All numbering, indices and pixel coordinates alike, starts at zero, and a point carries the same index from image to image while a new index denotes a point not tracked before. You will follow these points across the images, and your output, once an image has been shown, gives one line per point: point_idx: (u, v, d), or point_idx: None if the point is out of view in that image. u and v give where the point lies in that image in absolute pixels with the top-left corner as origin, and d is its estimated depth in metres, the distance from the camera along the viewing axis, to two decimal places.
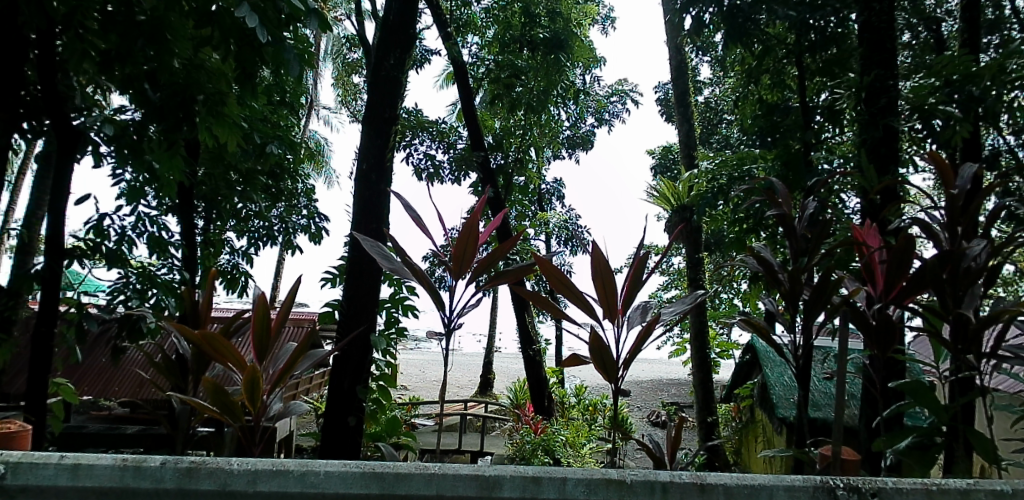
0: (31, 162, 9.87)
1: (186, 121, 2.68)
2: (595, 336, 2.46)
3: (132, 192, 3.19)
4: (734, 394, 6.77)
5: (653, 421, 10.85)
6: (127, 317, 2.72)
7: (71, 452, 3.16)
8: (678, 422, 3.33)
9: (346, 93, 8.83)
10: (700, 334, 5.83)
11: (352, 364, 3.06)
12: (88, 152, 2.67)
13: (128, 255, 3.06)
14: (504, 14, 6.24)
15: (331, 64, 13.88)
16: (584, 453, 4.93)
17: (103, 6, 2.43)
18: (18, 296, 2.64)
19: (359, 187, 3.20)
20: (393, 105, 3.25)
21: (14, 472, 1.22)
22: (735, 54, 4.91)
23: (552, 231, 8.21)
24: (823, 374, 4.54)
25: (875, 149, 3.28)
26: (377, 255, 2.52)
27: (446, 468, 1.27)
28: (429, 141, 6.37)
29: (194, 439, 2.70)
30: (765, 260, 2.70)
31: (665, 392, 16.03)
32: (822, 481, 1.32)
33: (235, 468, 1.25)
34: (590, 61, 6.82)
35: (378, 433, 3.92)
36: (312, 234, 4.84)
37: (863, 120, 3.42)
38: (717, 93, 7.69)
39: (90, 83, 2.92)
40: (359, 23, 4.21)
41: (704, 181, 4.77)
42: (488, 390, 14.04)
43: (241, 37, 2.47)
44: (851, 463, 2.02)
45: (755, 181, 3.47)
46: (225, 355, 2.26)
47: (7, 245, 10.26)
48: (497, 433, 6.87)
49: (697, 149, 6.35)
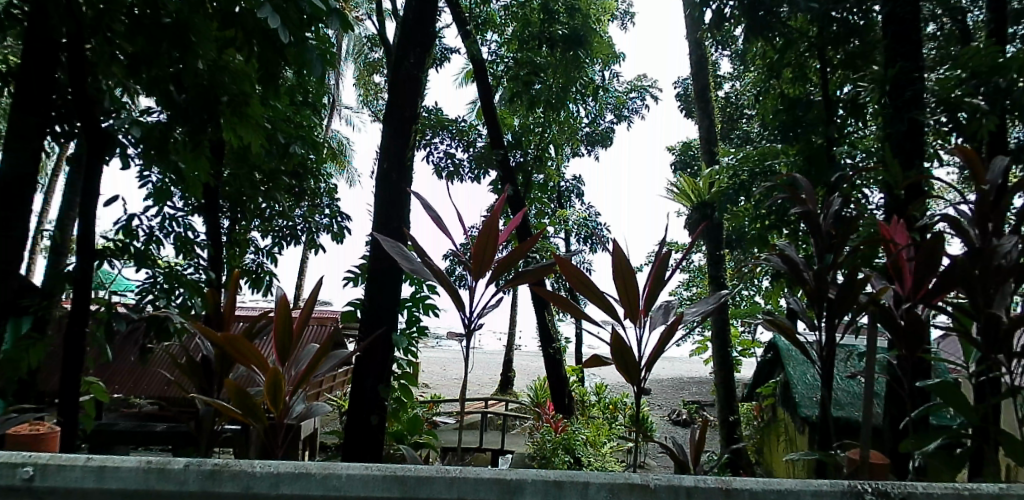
0: (64, 164, 9.98)
1: (210, 122, 2.73)
2: (617, 336, 2.45)
3: (159, 193, 3.23)
4: (755, 393, 6.69)
5: (673, 420, 10.76)
6: (154, 317, 2.76)
7: (103, 451, 3.21)
8: (703, 422, 3.30)
9: (366, 94, 8.85)
10: (722, 332, 5.77)
11: (374, 363, 3.08)
12: (116, 153, 2.72)
13: (155, 254, 3.11)
14: (523, 11, 6.21)
15: (354, 65, 13.84)
16: (606, 452, 4.88)
17: (130, 9, 2.44)
18: (51, 297, 2.68)
19: (381, 186, 3.20)
20: (413, 104, 3.25)
21: (42, 473, 1.24)
22: (756, 47, 4.79)
23: (572, 228, 8.37)
24: (847, 372, 4.49)
25: (900, 142, 3.21)
26: (397, 255, 2.54)
27: (467, 472, 1.28)
28: (449, 139, 6.34)
29: (219, 439, 2.73)
30: (790, 259, 2.67)
31: (687, 391, 15.83)
32: (851, 486, 1.29)
33: (258, 470, 1.26)
34: (610, 57, 6.74)
35: (401, 432, 3.93)
36: (336, 234, 4.82)
37: (888, 112, 3.34)
38: (738, 87, 7.54)
39: (119, 85, 2.96)
40: (379, 21, 4.21)
41: (725, 177, 4.72)
42: (508, 389, 13.96)
43: (265, 38, 2.52)
44: (880, 467, 2.00)
45: (777, 178, 3.43)
46: (247, 357, 2.27)
47: (38, 246, 10.37)
48: (518, 431, 6.87)
49: (719, 145, 6.28)
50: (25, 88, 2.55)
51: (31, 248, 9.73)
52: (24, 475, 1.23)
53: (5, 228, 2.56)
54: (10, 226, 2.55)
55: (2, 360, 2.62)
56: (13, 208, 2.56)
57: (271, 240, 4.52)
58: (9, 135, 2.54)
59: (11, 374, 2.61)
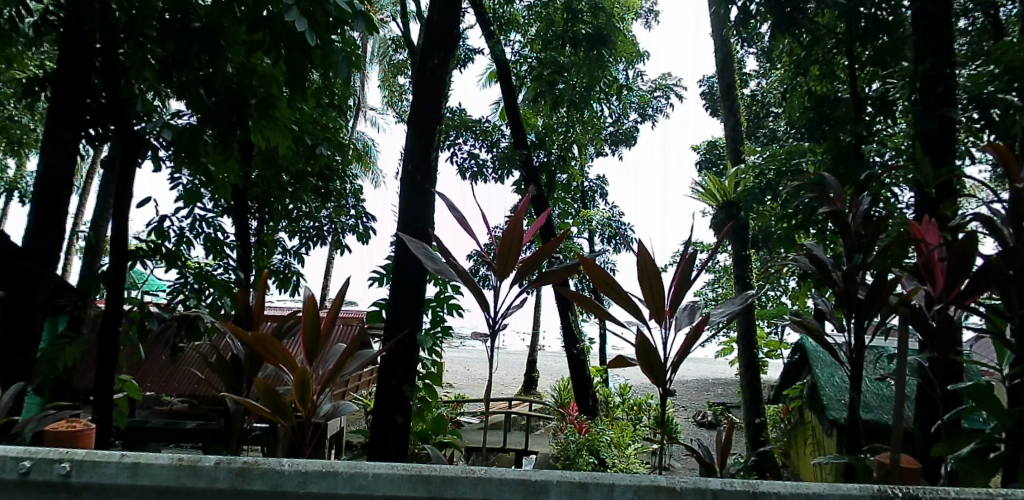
0: (99, 167, 10.22)
1: (239, 125, 2.72)
2: (641, 337, 2.43)
3: (189, 195, 3.29)
4: (782, 395, 6.59)
5: (698, 422, 10.65)
6: (185, 316, 2.81)
7: (136, 447, 3.28)
8: (729, 424, 3.26)
9: (391, 96, 8.92)
10: (748, 333, 5.69)
11: (398, 363, 3.10)
12: (148, 156, 2.77)
13: (186, 255, 3.17)
14: (546, 11, 6.20)
15: (379, 66, 13.96)
16: (630, 453, 4.84)
17: (162, 14, 2.49)
18: (86, 296, 2.75)
19: (405, 187, 3.22)
20: (437, 105, 3.27)
21: (78, 470, 1.25)
22: (782, 44, 4.72)
23: (595, 228, 8.42)
24: (877, 374, 4.40)
25: (931, 139, 3.13)
26: (422, 256, 2.56)
27: (492, 473, 1.27)
28: (473, 139, 6.34)
29: (248, 436, 2.78)
30: (818, 259, 2.63)
31: (713, 393, 15.65)
32: (882, 490, 1.26)
33: (286, 468, 1.27)
34: (634, 56, 6.68)
35: (425, 432, 3.94)
36: (361, 234, 4.86)
37: (918, 109, 3.26)
38: (765, 85, 7.43)
39: (151, 89, 3.02)
40: (403, 24, 4.23)
41: (751, 176, 4.66)
42: (532, 390, 13.93)
43: (292, 41, 2.55)
44: (912, 471, 1.95)
45: (805, 176, 3.38)
46: (276, 356, 2.30)
47: (75, 246, 10.63)
48: (542, 432, 6.86)
49: (744, 144, 6.20)
50: (61, 92, 2.61)
51: (68, 249, 9.98)
52: (60, 471, 1.25)
53: (43, 229, 2.63)
54: (48, 227, 2.62)
55: (41, 358, 2.70)
56: (50, 209, 2.63)
57: (298, 241, 4.58)
58: (46, 138, 2.60)
59: (49, 371, 2.68)
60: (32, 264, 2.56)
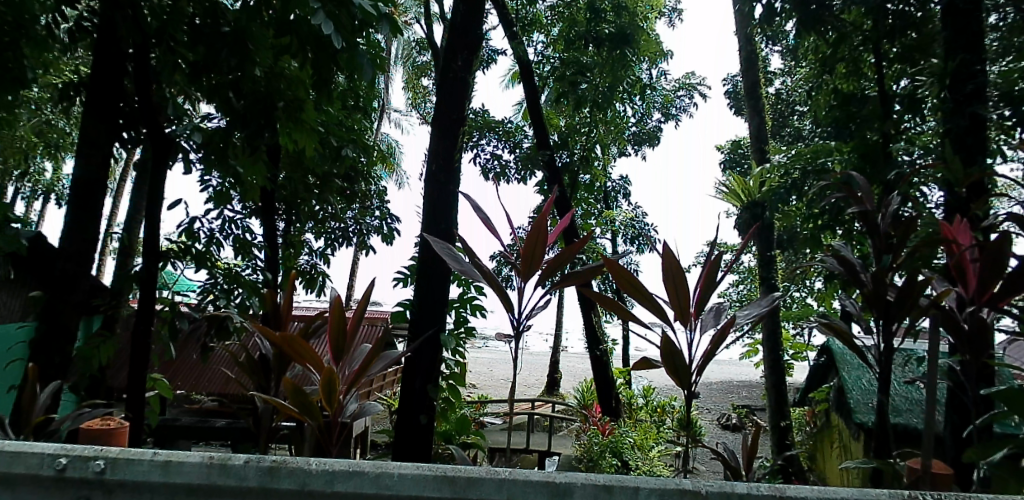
0: (131, 169, 10.42)
1: (268, 128, 2.76)
2: (666, 339, 2.41)
3: (219, 197, 3.35)
4: (808, 398, 6.49)
5: (722, 424, 10.53)
6: (215, 316, 2.86)
7: (166, 444, 3.34)
8: (756, 428, 3.21)
9: (414, 98, 8.98)
10: (774, 335, 5.62)
11: (422, 364, 3.11)
12: (180, 159, 2.83)
13: (215, 255, 3.22)
14: (569, 11, 6.17)
15: (403, 68, 14.03)
16: (654, 455, 4.80)
17: (192, 19, 2.54)
18: (119, 297, 2.81)
19: (429, 188, 3.23)
20: (460, 106, 3.28)
21: (112, 466, 1.27)
22: (808, 42, 4.65)
23: (618, 228, 8.37)
24: (906, 377, 4.31)
25: (960, 138, 3.05)
26: (447, 256, 2.57)
27: (516, 474, 1.27)
28: (496, 140, 6.33)
29: (276, 435, 2.81)
30: (846, 260, 2.59)
31: (737, 395, 15.45)
32: (912, 496, 1.24)
33: (313, 468, 1.28)
34: (658, 56, 6.63)
35: (449, 432, 3.96)
36: (385, 235, 4.90)
37: (947, 107, 3.19)
38: (790, 83, 7.32)
39: (181, 93, 3.09)
40: (427, 26, 4.25)
41: (776, 176, 4.61)
42: (554, 391, 13.88)
43: (319, 44, 2.58)
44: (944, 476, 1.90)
45: (833, 176, 3.33)
46: (304, 356, 2.32)
47: (109, 247, 10.86)
48: (564, 433, 6.83)
49: (769, 143, 6.12)
50: (96, 96, 2.68)
51: (101, 250, 10.19)
52: (95, 468, 1.27)
53: (78, 230, 2.69)
54: (82, 228, 2.68)
55: (76, 356, 2.76)
56: (85, 212, 2.69)
57: (324, 242, 4.63)
58: (81, 142, 2.67)
59: (84, 369, 2.75)
60: (68, 264, 2.63)
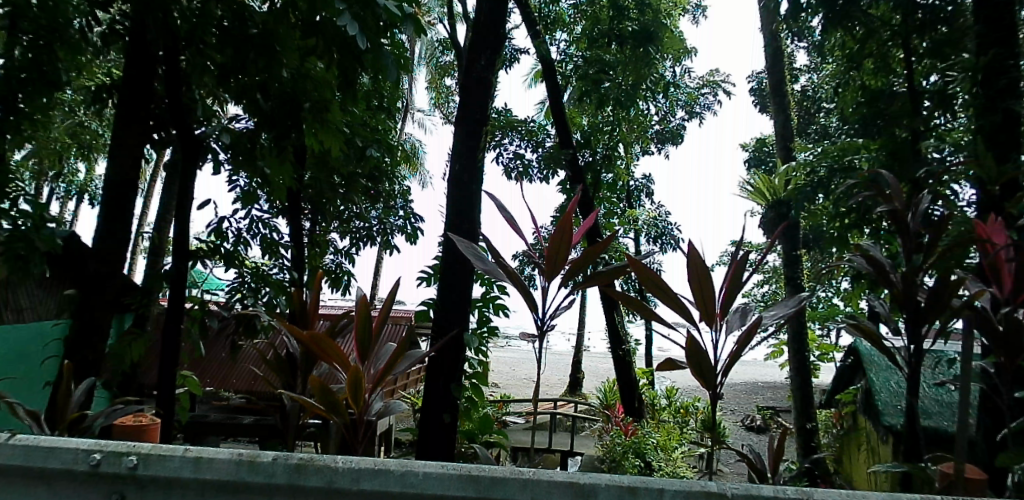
0: (161, 170, 10.60)
1: (294, 128, 2.88)
2: (691, 340, 2.39)
3: (247, 197, 3.40)
4: (834, 399, 6.38)
5: (747, 426, 10.40)
6: (243, 315, 2.90)
7: (195, 441, 3.40)
8: (782, 431, 3.17)
9: (437, 98, 9.01)
10: (799, 336, 5.53)
11: (446, 363, 3.12)
12: (209, 159, 2.88)
13: (243, 255, 3.26)
14: (592, 9, 6.14)
15: (426, 68, 14.10)
16: (678, 457, 4.75)
17: (221, 22, 2.59)
18: (150, 295, 2.86)
19: (452, 187, 3.24)
20: (483, 106, 3.28)
21: (144, 462, 1.27)
22: (835, 38, 4.57)
23: (641, 228, 8.32)
24: (936, 380, 4.21)
25: (993, 135, 2.97)
26: (471, 256, 2.57)
27: (540, 474, 1.26)
28: (519, 140, 6.31)
29: (303, 432, 2.85)
30: (875, 260, 2.54)
31: (762, 397, 15.25)
32: None
33: (340, 466, 1.27)
34: (681, 53, 6.56)
35: (472, 431, 3.97)
36: (409, 235, 4.93)
37: (979, 104, 3.10)
38: (816, 80, 7.21)
39: (211, 95, 3.14)
40: (450, 25, 4.26)
41: (802, 174, 4.57)
42: (577, 391, 13.84)
43: (344, 45, 2.59)
44: (977, 482, 1.85)
45: (861, 175, 3.28)
46: (331, 355, 2.34)
47: (141, 246, 11.08)
48: (587, 433, 6.80)
49: (795, 141, 6.02)
50: (128, 99, 2.73)
51: (134, 249, 10.41)
52: (128, 464, 1.27)
53: (111, 230, 2.75)
54: (115, 228, 2.74)
55: (109, 353, 2.82)
56: (117, 211, 2.74)
57: (349, 241, 4.67)
58: (114, 143, 2.73)
59: (116, 366, 2.81)
60: (101, 264, 2.68)
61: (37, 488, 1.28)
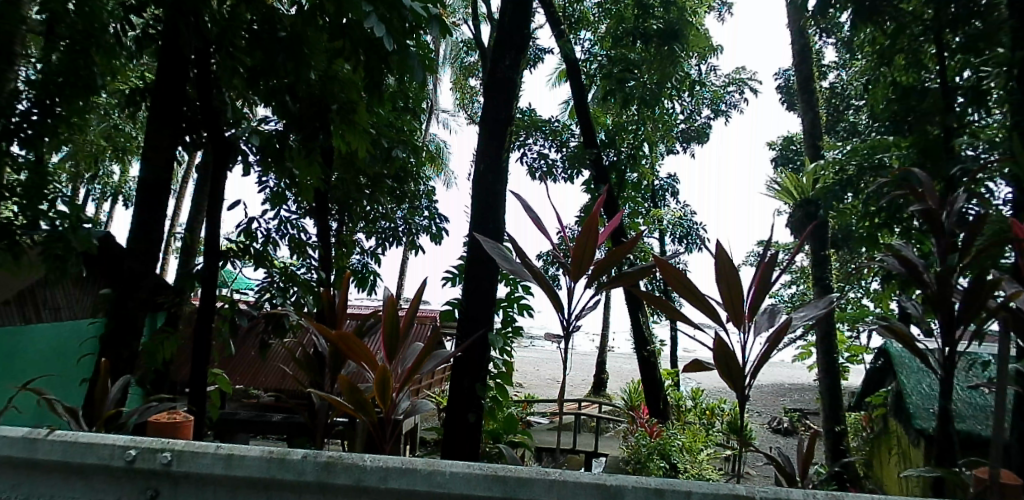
0: (192, 171, 10.80)
1: (322, 129, 2.92)
2: (719, 341, 2.36)
3: (275, 197, 3.45)
4: (864, 402, 6.26)
5: (774, 428, 10.25)
6: (273, 314, 2.94)
7: (225, 437, 3.46)
8: (812, 434, 3.12)
9: (461, 98, 9.05)
10: (828, 337, 5.44)
11: (471, 363, 3.13)
12: (239, 161, 2.92)
13: (272, 254, 3.31)
14: (617, 8, 6.09)
15: (451, 70, 14.15)
16: (703, 459, 4.71)
17: (250, 25, 2.63)
18: (182, 294, 2.92)
19: (477, 188, 3.24)
20: (508, 106, 3.27)
21: (178, 459, 1.29)
22: (865, 34, 4.48)
23: (666, 228, 8.26)
24: (969, 382, 4.11)
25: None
26: (497, 256, 2.58)
27: (566, 475, 1.25)
28: (543, 140, 6.30)
29: (331, 430, 2.88)
30: (908, 260, 2.48)
31: (789, 399, 15.02)
32: None
33: (368, 464, 1.28)
34: (707, 51, 6.48)
35: (497, 431, 3.98)
36: (434, 235, 4.96)
37: (1016, 99, 3.01)
38: (845, 76, 7.08)
39: (241, 97, 3.19)
40: (474, 26, 4.27)
41: (830, 173, 4.52)
42: (600, 391, 13.77)
43: (371, 47, 2.61)
44: (1014, 488, 1.80)
45: (894, 173, 3.21)
46: (358, 354, 2.36)
47: (173, 246, 11.31)
48: (612, 434, 6.77)
49: (824, 139, 5.92)
50: (161, 102, 2.78)
51: (167, 250, 10.62)
52: (163, 460, 1.29)
53: (145, 231, 2.81)
54: (149, 228, 2.80)
55: (143, 351, 2.89)
56: (151, 212, 2.80)
57: (374, 241, 4.71)
58: (147, 146, 2.78)
59: (150, 363, 2.87)
60: (135, 263, 2.74)
61: (75, 483, 1.31)
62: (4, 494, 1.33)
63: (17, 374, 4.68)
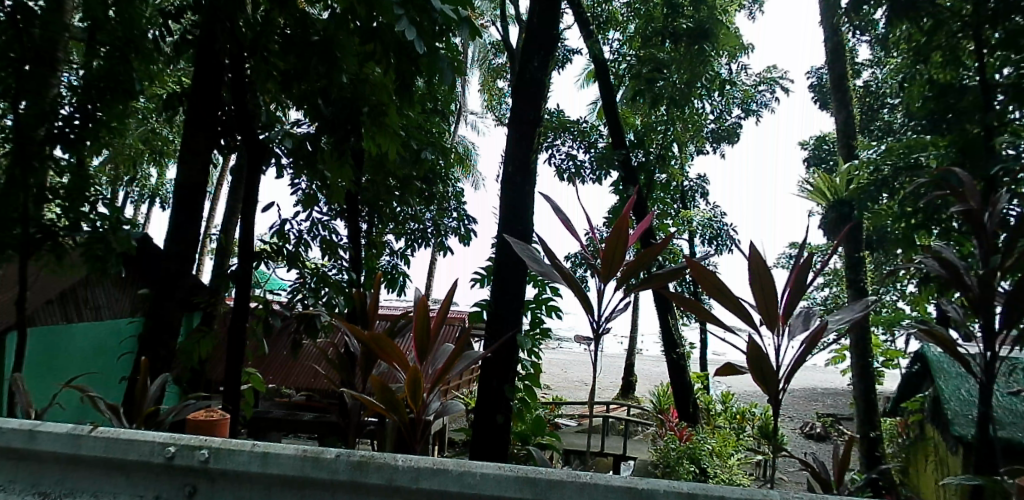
0: (228, 174, 11.04)
1: (354, 133, 2.93)
2: (753, 344, 2.32)
3: (307, 199, 3.49)
4: (899, 408, 6.10)
5: (806, 433, 10.06)
6: (304, 314, 2.98)
7: (259, 435, 3.52)
8: (848, 440, 3.04)
9: (490, 100, 9.09)
10: (862, 341, 5.32)
11: (499, 364, 3.13)
12: (273, 164, 2.98)
13: (304, 256, 3.35)
14: (646, 8, 6.05)
15: (479, 71, 14.21)
16: (734, 464, 4.64)
17: (283, 30, 2.66)
18: (218, 294, 2.97)
19: (506, 190, 3.24)
20: (536, 108, 3.27)
21: (215, 456, 1.31)
22: (901, 31, 4.38)
23: (695, 229, 8.18)
24: (1011, 389, 3.97)
25: None
26: (527, 258, 2.57)
27: (597, 478, 1.22)
28: (571, 141, 6.27)
29: (361, 430, 2.90)
30: (949, 262, 2.41)
31: (821, 403, 14.72)
32: None
33: (400, 464, 1.27)
34: (738, 50, 6.39)
35: (525, 432, 3.97)
36: (462, 236, 4.98)
37: None
38: (881, 74, 6.92)
39: (274, 101, 3.24)
40: (502, 27, 4.27)
41: (864, 173, 4.42)
42: (628, 393, 13.68)
43: (401, 50, 2.61)
44: None
45: (934, 173, 3.12)
46: (390, 355, 2.37)
47: (210, 247, 11.57)
48: (640, 437, 6.72)
49: (858, 138, 5.79)
50: (198, 106, 2.83)
51: (204, 251, 10.87)
52: (201, 457, 1.31)
53: (182, 232, 2.87)
54: (186, 230, 2.85)
55: (180, 350, 2.95)
56: (188, 214, 2.86)
57: (404, 242, 4.74)
58: (184, 149, 2.84)
59: (187, 362, 2.93)
60: (172, 264, 2.80)
61: (117, 478, 1.34)
62: (49, 489, 1.35)
63: (60, 371, 4.83)
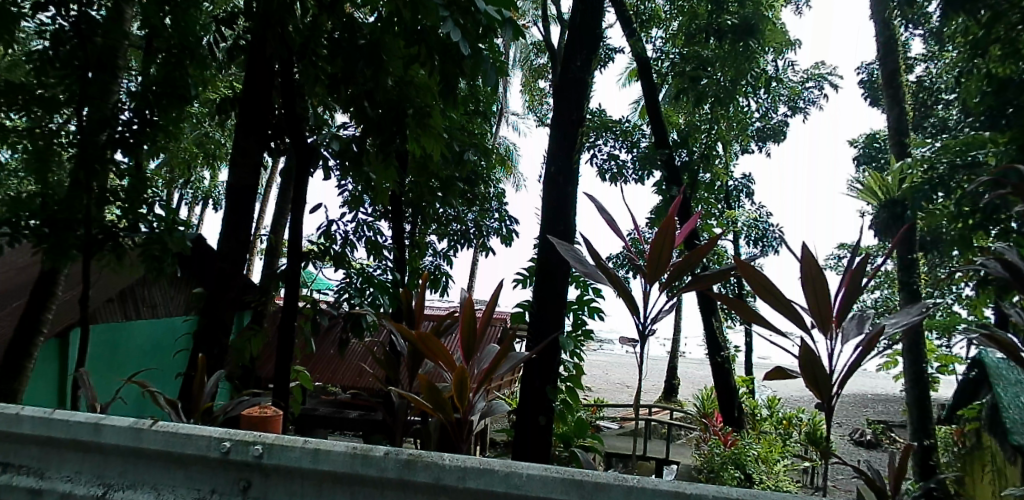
0: (277, 176, 11.31)
1: (399, 134, 2.85)
2: (805, 347, 2.26)
3: (353, 200, 3.55)
4: (956, 415, 5.85)
5: (855, 440, 9.74)
6: (350, 313, 3.02)
7: (307, 432, 3.60)
8: (905, 449, 2.93)
9: (531, 100, 9.09)
10: (916, 345, 5.12)
11: (543, 365, 3.12)
12: (320, 166, 3.03)
13: (350, 256, 3.41)
14: (689, 5, 5.95)
15: (520, 72, 14.20)
16: (780, 470, 4.53)
17: (331, 34, 2.71)
18: (267, 293, 3.04)
19: (548, 190, 3.23)
20: (579, 107, 3.24)
21: (269, 452, 1.34)
22: (958, 23, 4.21)
23: (740, 229, 8.01)
24: None
25: None
26: (571, 259, 2.55)
27: (646, 482, 1.20)
28: (613, 140, 6.20)
29: (405, 428, 2.93)
30: (1012, 264, 2.28)
31: (871, 410, 14.25)
32: None
33: (447, 463, 1.27)
34: (784, 45, 6.23)
35: (567, 434, 3.95)
36: (504, 237, 4.99)
37: None
38: (936, 67, 6.66)
39: (322, 104, 3.31)
40: (544, 27, 4.26)
41: (918, 171, 4.26)
42: (669, 396, 13.47)
43: (445, 51, 2.63)
44: None
45: (998, 170, 2.98)
46: (436, 354, 2.38)
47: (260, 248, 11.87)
48: (684, 442, 6.62)
49: (911, 135, 5.59)
50: (249, 109, 2.91)
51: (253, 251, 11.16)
52: (254, 452, 1.34)
53: (234, 233, 2.95)
54: (237, 230, 2.93)
55: (232, 348, 3.03)
56: (239, 215, 2.94)
57: (447, 243, 4.77)
58: (236, 152, 2.92)
59: (238, 359, 3.02)
60: (225, 264, 2.88)
61: (176, 472, 1.38)
62: (113, 479, 1.41)
63: (119, 366, 5.02)
